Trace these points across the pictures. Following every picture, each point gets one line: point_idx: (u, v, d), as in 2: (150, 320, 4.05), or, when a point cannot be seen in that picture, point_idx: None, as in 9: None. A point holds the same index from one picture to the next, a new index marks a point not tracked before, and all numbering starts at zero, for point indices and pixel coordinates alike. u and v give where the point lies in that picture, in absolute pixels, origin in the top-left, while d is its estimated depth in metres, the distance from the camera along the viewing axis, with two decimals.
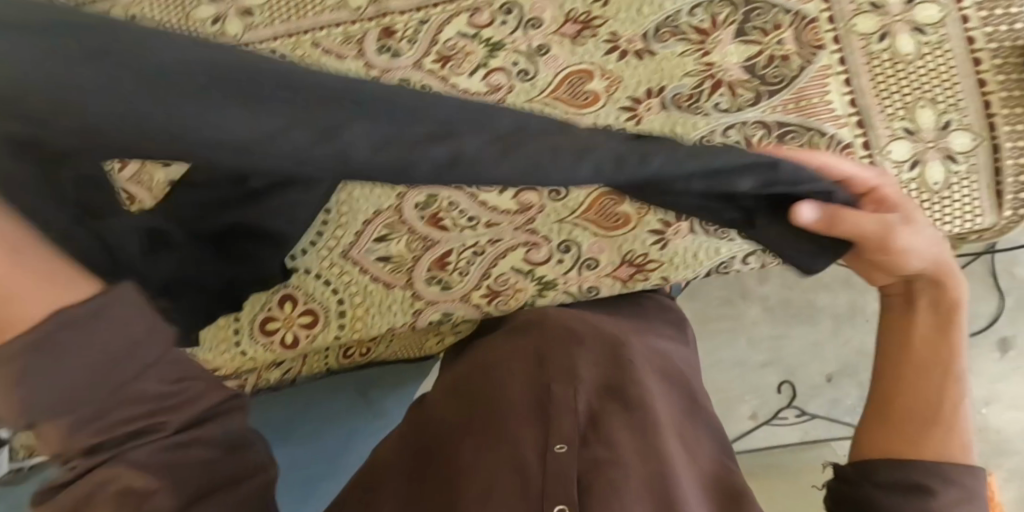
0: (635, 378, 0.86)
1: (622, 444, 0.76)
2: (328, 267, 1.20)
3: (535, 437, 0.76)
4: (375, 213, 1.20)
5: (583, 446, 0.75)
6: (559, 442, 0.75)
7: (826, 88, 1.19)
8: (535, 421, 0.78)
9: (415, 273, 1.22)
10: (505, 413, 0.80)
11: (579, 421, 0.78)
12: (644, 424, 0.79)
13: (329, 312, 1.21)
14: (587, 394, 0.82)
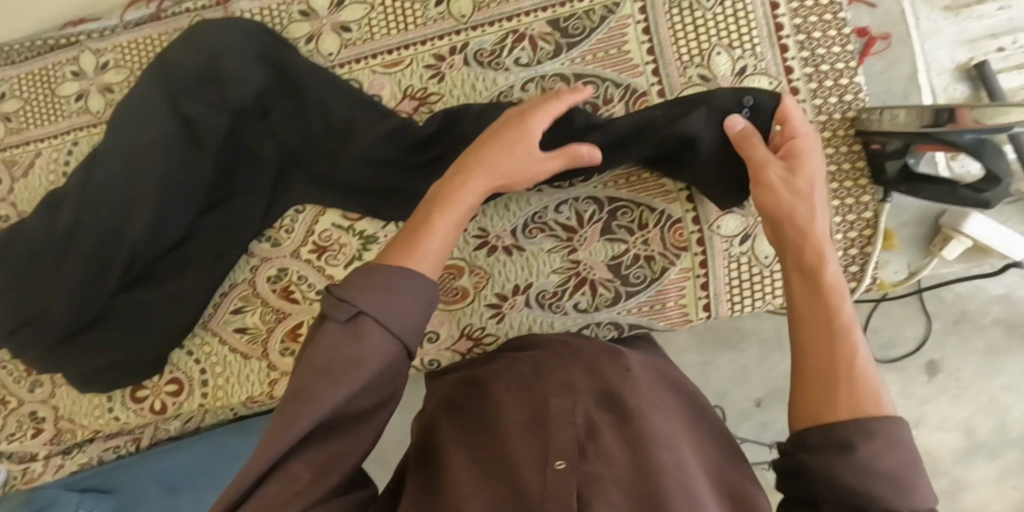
0: (644, 368, 0.76)
1: (620, 456, 0.60)
2: (197, 343, 0.99)
3: (529, 456, 0.61)
4: (230, 283, 0.98)
5: (582, 462, 0.59)
6: (557, 458, 0.59)
7: (782, 95, 0.88)
8: (531, 435, 0.64)
9: (269, 345, 0.98)
10: (500, 437, 0.66)
11: (578, 433, 0.63)
12: (639, 438, 0.63)
13: (192, 383, 1.00)
14: (611, 406, 0.67)
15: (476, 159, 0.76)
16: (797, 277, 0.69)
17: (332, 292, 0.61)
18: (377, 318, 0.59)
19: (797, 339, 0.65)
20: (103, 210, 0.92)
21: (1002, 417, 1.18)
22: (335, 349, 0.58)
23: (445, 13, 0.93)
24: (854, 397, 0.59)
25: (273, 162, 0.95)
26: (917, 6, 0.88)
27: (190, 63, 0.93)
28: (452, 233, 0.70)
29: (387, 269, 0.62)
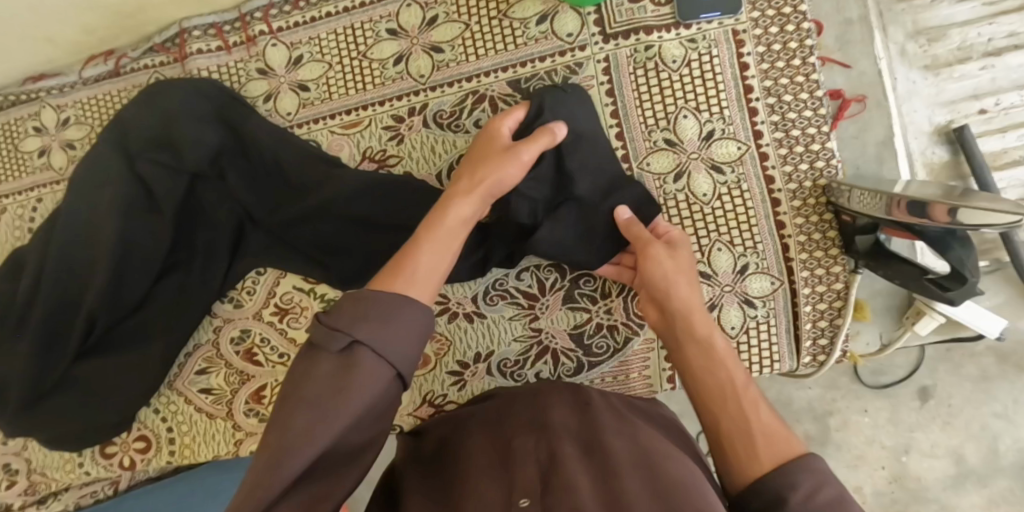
0: (617, 409, 0.79)
1: (586, 486, 0.62)
2: (163, 401, 0.99)
3: (495, 494, 0.63)
4: (193, 343, 0.98)
5: (546, 496, 0.61)
6: (521, 495, 0.62)
7: (751, 160, 0.84)
8: (498, 475, 0.66)
9: (234, 406, 0.97)
10: (465, 475, 0.68)
11: (541, 468, 0.66)
12: (601, 469, 0.65)
13: (160, 440, 0.99)
14: (576, 441, 0.71)
15: (472, 180, 0.73)
16: (694, 332, 0.71)
17: (321, 322, 0.56)
18: (373, 346, 0.55)
19: (716, 397, 0.66)
20: (60, 273, 0.92)
21: (995, 445, 1.06)
22: (324, 386, 0.53)
23: (404, 73, 0.91)
24: (770, 439, 0.60)
25: (230, 224, 0.94)
26: (894, 66, 0.84)
27: (144, 128, 0.92)
28: (443, 256, 0.66)
29: (381, 297, 0.58)
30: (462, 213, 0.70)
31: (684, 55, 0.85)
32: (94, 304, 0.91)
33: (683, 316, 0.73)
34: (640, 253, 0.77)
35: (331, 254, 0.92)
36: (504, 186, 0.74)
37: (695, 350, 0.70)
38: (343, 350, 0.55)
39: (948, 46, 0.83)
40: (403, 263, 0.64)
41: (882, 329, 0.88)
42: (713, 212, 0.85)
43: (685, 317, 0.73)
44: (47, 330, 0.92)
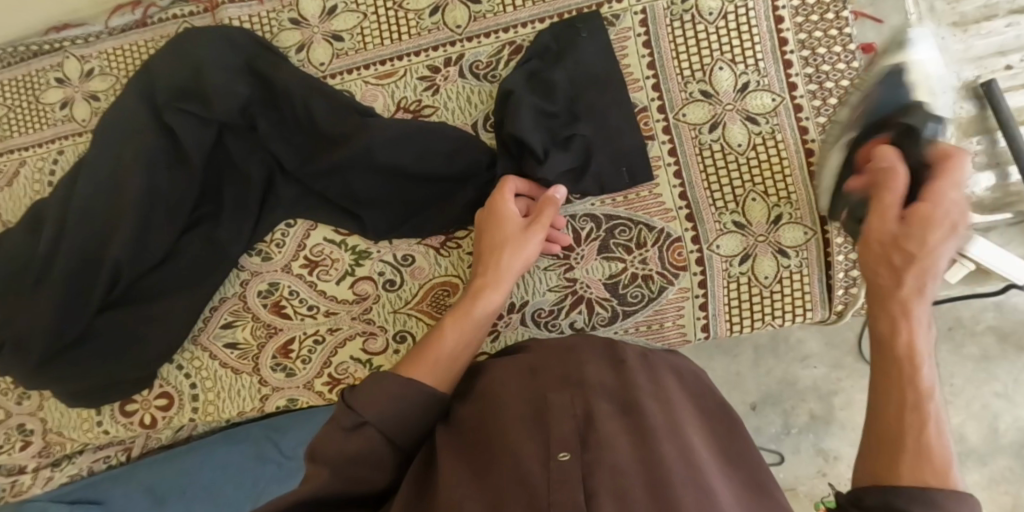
0: (645, 361, 0.79)
1: (624, 448, 0.64)
2: (187, 356, 0.97)
3: (532, 447, 0.64)
4: (219, 297, 0.97)
5: (586, 454, 0.63)
6: (560, 450, 0.63)
7: (785, 111, 0.86)
8: (532, 427, 0.67)
9: (260, 361, 0.96)
10: (501, 426, 0.68)
11: (578, 424, 0.66)
12: (636, 431, 0.66)
13: (182, 396, 0.98)
14: (611, 398, 0.71)
15: (497, 270, 0.80)
16: (896, 320, 0.63)
17: (343, 398, 0.69)
18: (377, 427, 0.67)
19: (899, 427, 0.58)
20: (85, 225, 0.91)
21: (995, 425, 1.09)
22: (341, 441, 0.66)
23: (440, 24, 0.91)
24: (932, 459, 0.55)
25: (259, 176, 0.93)
26: (925, 21, 0.87)
27: (173, 76, 0.91)
28: (466, 338, 0.77)
29: (390, 380, 0.70)
30: (517, 248, 0.81)
31: (720, 8, 0.86)
32: (119, 258, 0.89)
33: (892, 301, 0.64)
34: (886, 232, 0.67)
35: (364, 206, 0.92)
36: (527, 263, 0.82)
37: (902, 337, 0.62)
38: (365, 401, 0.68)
39: (974, 4, 0.86)
40: (433, 346, 0.76)
41: None
42: (747, 161, 0.86)
43: (892, 312, 0.64)
44: (70, 285, 0.90)
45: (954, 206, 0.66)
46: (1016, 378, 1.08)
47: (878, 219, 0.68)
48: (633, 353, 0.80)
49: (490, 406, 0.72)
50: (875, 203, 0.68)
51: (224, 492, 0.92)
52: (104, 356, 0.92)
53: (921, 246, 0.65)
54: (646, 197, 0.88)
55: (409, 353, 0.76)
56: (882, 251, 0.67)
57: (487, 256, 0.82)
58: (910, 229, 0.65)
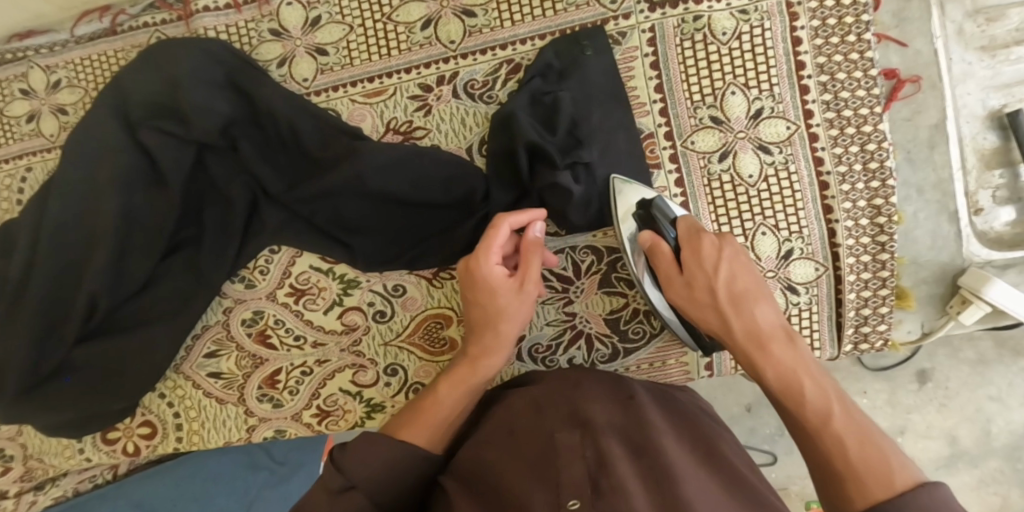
0: (657, 404, 0.74)
1: (638, 491, 0.58)
2: (169, 384, 0.93)
3: (541, 495, 0.58)
4: (202, 325, 0.92)
5: (600, 500, 0.56)
6: (570, 496, 0.57)
7: (800, 141, 0.81)
8: (538, 475, 0.61)
9: (246, 391, 0.92)
10: (507, 475, 0.62)
11: (588, 466, 0.60)
12: (653, 473, 0.60)
13: (166, 424, 0.94)
14: (623, 439, 0.65)
15: (491, 334, 0.77)
16: (759, 363, 0.69)
17: (331, 456, 0.66)
18: (366, 492, 0.63)
19: (830, 460, 0.61)
20: (54, 250, 0.85)
21: (988, 427, 1.04)
22: (328, 503, 0.62)
23: (433, 38, 0.85)
24: (876, 471, 0.58)
25: (243, 201, 0.87)
26: (951, 45, 0.83)
27: (147, 93, 0.84)
28: (460, 400, 0.75)
29: (382, 440, 0.67)
30: (512, 308, 0.77)
31: (734, 28, 0.81)
32: (94, 287, 0.84)
33: (748, 341, 0.70)
34: (698, 257, 0.72)
35: (353, 233, 0.87)
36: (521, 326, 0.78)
37: (772, 374, 0.68)
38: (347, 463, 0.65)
39: (1005, 26, 0.82)
40: (425, 409, 0.74)
41: (924, 318, 0.86)
42: (758, 194, 0.82)
43: (755, 353, 0.69)
44: (42, 317, 0.85)
45: (703, 236, 0.72)
46: (1011, 381, 1.04)
47: (664, 275, 0.74)
48: (643, 395, 0.75)
49: (493, 459, 0.66)
50: (657, 266, 0.75)
51: (214, 504, 1.00)
52: (83, 387, 0.87)
53: (710, 276, 0.71)
54: None
55: (404, 418, 0.73)
56: (693, 295, 0.72)
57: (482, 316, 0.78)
58: (707, 266, 0.71)
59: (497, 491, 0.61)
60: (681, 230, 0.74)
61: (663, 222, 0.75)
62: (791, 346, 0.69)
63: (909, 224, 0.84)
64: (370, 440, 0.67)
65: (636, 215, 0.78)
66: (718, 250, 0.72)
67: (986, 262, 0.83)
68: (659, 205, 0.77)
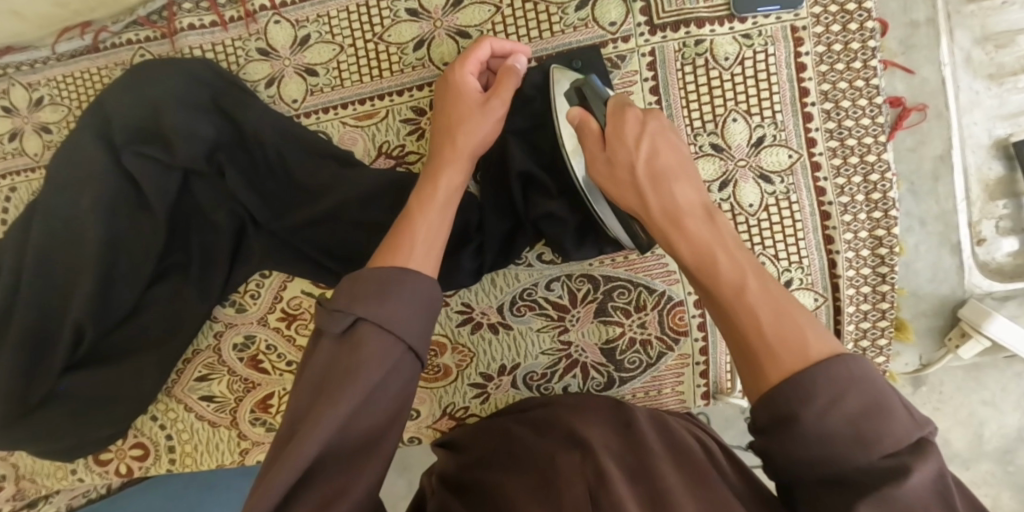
0: (661, 430, 0.75)
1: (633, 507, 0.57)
2: (160, 407, 0.92)
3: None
4: (193, 349, 0.91)
5: None
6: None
7: (802, 170, 0.79)
8: (539, 496, 0.60)
9: (238, 415, 0.91)
10: (507, 496, 0.62)
11: (589, 484, 0.60)
12: (649, 496, 0.60)
13: (158, 447, 0.93)
14: (622, 462, 0.66)
15: (453, 147, 0.72)
16: (673, 241, 0.59)
17: (321, 308, 0.58)
18: (374, 321, 0.56)
19: (745, 333, 0.51)
20: (39, 275, 0.83)
21: (981, 431, 1.04)
22: (329, 364, 0.55)
23: (426, 60, 0.83)
24: (789, 340, 0.49)
25: (230, 226, 0.85)
26: (958, 72, 0.81)
27: (130, 116, 0.82)
28: (441, 220, 0.67)
29: (380, 274, 0.59)
30: (478, 138, 0.73)
31: (737, 53, 0.78)
32: (81, 316, 0.82)
33: (664, 220, 0.59)
34: (614, 132, 0.64)
35: (339, 257, 0.85)
36: (482, 145, 0.74)
37: (686, 250, 0.57)
38: (353, 323, 0.56)
39: (1014, 53, 0.80)
40: (408, 228, 0.65)
41: (921, 348, 0.86)
42: (758, 223, 0.80)
43: (668, 229, 0.59)
44: (28, 344, 0.83)
45: (629, 110, 0.64)
46: (1003, 386, 1.03)
47: (591, 154, 0.66)
48: (646, 422, 0.75)
49: (495, 483, 0.66)
50: (584, 148, 0.67)
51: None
52: (71, 416, 0.86)
53: (632, 150, 0.62)
54: (648, 259, 0.82)
55: (380, 250, 0.63)
56: (614, 176, 0.63)
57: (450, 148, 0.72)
58: (629, 142, 0.62)
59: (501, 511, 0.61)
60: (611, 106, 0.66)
61: (598, 108, 0.68)
62: (710, 223, 0.58)
63: (911, 255, 0.83)
64: (353, 279, 0.59)
65: (572, 100, 0.73)
66: (643, 125, 0.63)
67: (987, 293, 0.83)
68: (592, 90, 0.71)
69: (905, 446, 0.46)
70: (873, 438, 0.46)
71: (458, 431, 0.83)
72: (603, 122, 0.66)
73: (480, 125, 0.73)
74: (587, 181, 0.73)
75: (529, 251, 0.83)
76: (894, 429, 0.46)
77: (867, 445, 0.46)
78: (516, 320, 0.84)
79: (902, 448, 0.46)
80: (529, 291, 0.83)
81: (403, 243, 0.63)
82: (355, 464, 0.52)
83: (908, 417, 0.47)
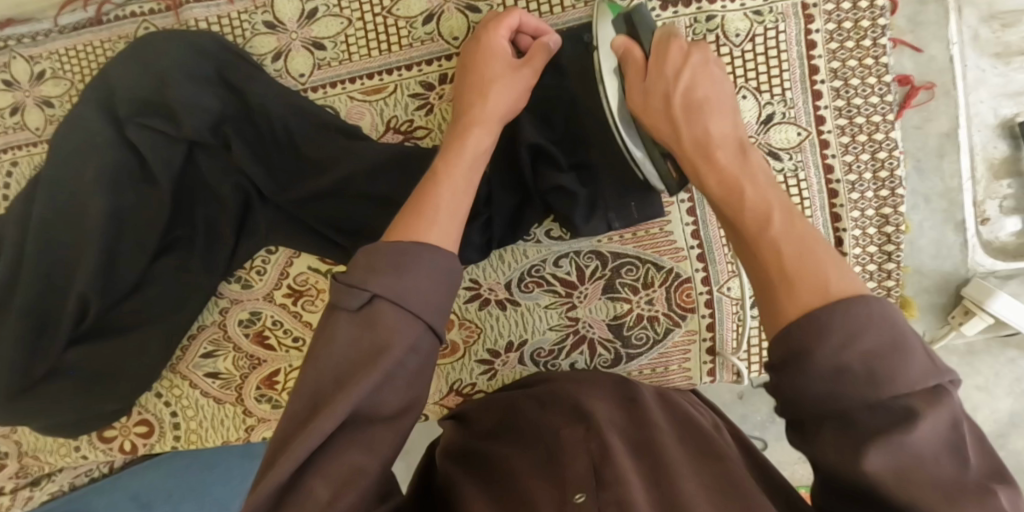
0: (665, 407, 0.74)
1: (636, 486, 0.57)
2: (164, 384, 0.92)
3: (546, 489, 0.58)
4: (197, 325, 0.91)
5: (605, 489, 0.56)
6: (575, 491, 0.56)
7: (811, 147, 0.79)
8: (544, 472, 0.60)
9: (243, 391, 0.91)
10: (514, 472, 0.62)
11: (592, 459, 0.60)
12: (652, 472, 0.60)
13: (163, 423, 0.93)
14: (627, 440, 0.65)
15: (480, 108, 0.72)
16: (700, 169, 0.61)
17: (337, 282, 0.56)
18: (394, 298, 0.54)
19: (766, 262, 0.50)
20: (42, 249, 0.82)
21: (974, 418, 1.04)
22: (346, 343, 0.54)
23: (435, 34, 0.83)
24: (811, 275, 0.47)
25: (235, 200, 0.85)
26: (966, 51, 0.81)
27: (135, 88, 0.81)
28: (461, 192, 0.65)
29: (397, 246, 0.57)
30: (505, 104, 0.73)
31: (748, 29, 0.78)
32: (85, 291, 0.82)
33: (695, 149, 0.62)
34: (656, 63, 0.67)
35: (347, 232, 0.85)
36: (510, 108, 0.73)
37: (714, 184, 0.59)
38: (370, 299, 0.54)
39: (1021, 33, 0.81)
40: (425, 201, 0.63)
41: (924, 326, 0.87)
42: None
43: (697, 157, 0.61)
44: (32, 318, 0.82)
45: (673, 43, 0.67)
46: (997, 371, 1.03)
47: (630, 81, 0.68)
48: (650, 400, 0.74)
49: (502, 460, 0.65)
50: (624, 77, 0.69)
51: (212, 494, 0.97)
52: (75, 393, 0.85)
53: (670, 83, 0.65)
54: (657, 235, 0.82)
55: (399, 220, 0.62)
56: (649, 105, 0.66)
57: (474, 111, 0.72)
58: (668, 74, 0.66)
59: (507, 485, 0.60)
60: (654, 40, 0.69)
61: (644, 35, 0.69)
62: (740, 157, 0.60)
63: (914, 232, 0.84)
64: (368, 250, 0.57)
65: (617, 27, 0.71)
66: (684, 56, 0.67)
67: (990, 272, 0.84)
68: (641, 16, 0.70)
69: (920, 392, 0.42)
70: (887, 377, 0.42)
71: (466, 406, 0.83)
72: (646, 51, 0.68)
73: (504, 93, 0.73)
74: (621, 110, 0.71)
75: (538, 227, 0.83)
76: (913, 370, 0.42)
77: (880, 383, 0.42)
78: (523, 296, 0.84)
79: (918, 392, 0.42)
80: (535, 268, 0.84)
81: (426, 212, 0.62)
82: (369, 442, 0.53)
83: (930, 363, 0.43)
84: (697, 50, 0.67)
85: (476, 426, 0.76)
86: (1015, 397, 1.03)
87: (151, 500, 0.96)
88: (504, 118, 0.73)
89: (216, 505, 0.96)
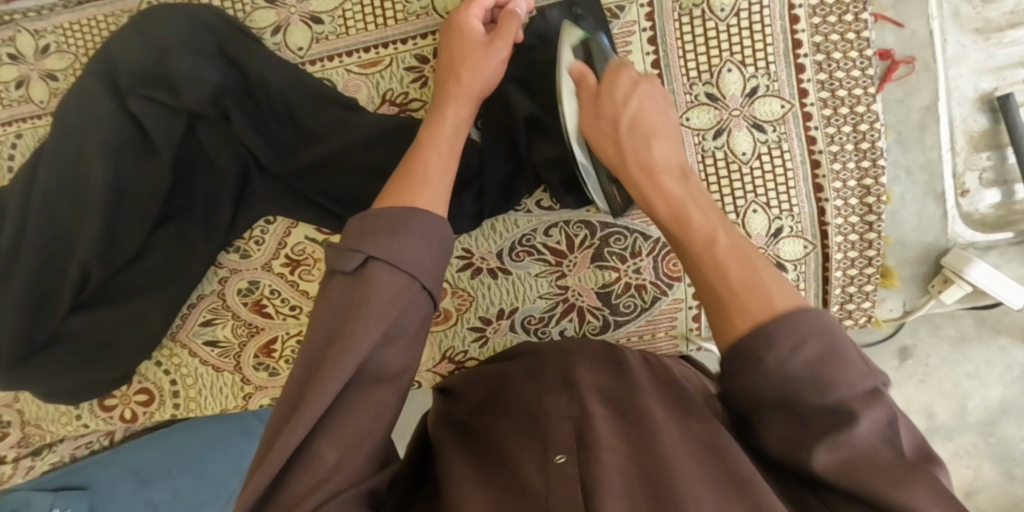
0: (653, 368, 0.73)
1: (619, 447, 0.56)
2: (164, 352, 0.94)
3: (532, 456, 0.57)
4: (197, 295, 0.93)
5: (587, 452, 0.55)
6: (559, 455, 0.55)
7: (794, 120, 0.82)
8: (531, 440, 0.60)
9: (242, 360, 0.94)
10: (502, 446, 0.62)
11: (575, 424, 0.59)
12: (636, 430, 0.58)
13: (163, 391, 0.95)
14: (611, 400, 0.64)
15: (461, 84, 0.74)
16: (648, 195, 0.61)
17: (331, 250, 0.57)
18: (385, 259, 0.54)
19: (715, 288, 0.52)
20: (46, 217, 0.84)
21: (963, 401, 1.05)
22: (341, 306, 0.54)
23: (429, 9, 0.85)
24: (756, 292, 0.50)
25: (236, 170, 0.87)
26: (947, 26, 0.84)
27: (136, 59, 0.83)
28: (448, 164, 0.67)
29: (387, 212, 0.58)
30: (487, 79, 0.75)
31: (733, 4, 0.81)
32: (87, 258, 0.84)
33: (640, 171, 0.63)
34: (604, 87, 0.68)
35: (343, 201, 0.87)
36: (488, 85, 0.75)
37: (661, 206, 0.60)
38: (363, 262, 0.55)
39: (1000, 9, 0.84)
40: (412, 171, 0.65)
41: (907, 296, 0.90)
42: (751, 171, 0.83)
43: (640, 184, 0.63)
44: (36, 285, 0.84)
45: (624, 70, 0.69)
46: (987, 357, 1.04)
47: (582, 101, 0.69)
48: (636, 361, 0.73)
49: (492, 435, 0.65)
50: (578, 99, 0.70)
51: (212, 473, 1.00)
52: (76, 356, 0.88)
53: (619, 106, 0.67)
54: None
55: (388, 187, 0.63)
56: (596, 127, 0.68)
57: (461, 86, 0.74)
58: (618, 97, 0.67)
59: (495, 458, 0.60)
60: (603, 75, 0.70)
61: (598, 64, 0.72)
62: (684, 182, 0.61)
63: (897, 204, 0.86)
64: (360, 217, 0.58)
65: (576, 53, 0.74)
66: (634, 84, 0.68)
67: (970, 243, 0.87)
68: (598, 49, 0.73)
69: (859, 394, 0.45)
70: (831, 379, 0.45)
71: (460, 376, 0.82)
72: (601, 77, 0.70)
73: (490, 66, 0.75)
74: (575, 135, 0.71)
75: (528, 198, 0.85)
76: (851, 375, 0.46)
77: (826, 389, 0.46)
78: (513, 263, 0.86)
79: (858, 393, 0.45)
80: (525, 236, 0.86)
81: (415, 178, 0.64)
82: (370, 401, 0.52)
83: (865, 367, 0.46)
84: (646, 81, 0.69)
85: (467, 397, 0.75)
86: (1006, 384, 1.04)
87: (152, 472, 0.98)
88: (482, 95, 0.76)
89: (216, 483, 1.00)
